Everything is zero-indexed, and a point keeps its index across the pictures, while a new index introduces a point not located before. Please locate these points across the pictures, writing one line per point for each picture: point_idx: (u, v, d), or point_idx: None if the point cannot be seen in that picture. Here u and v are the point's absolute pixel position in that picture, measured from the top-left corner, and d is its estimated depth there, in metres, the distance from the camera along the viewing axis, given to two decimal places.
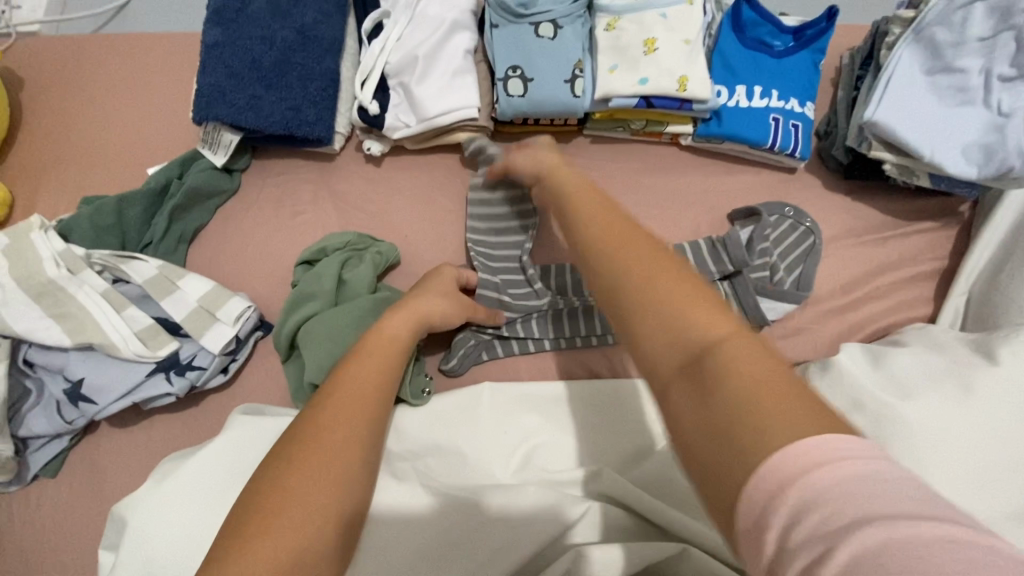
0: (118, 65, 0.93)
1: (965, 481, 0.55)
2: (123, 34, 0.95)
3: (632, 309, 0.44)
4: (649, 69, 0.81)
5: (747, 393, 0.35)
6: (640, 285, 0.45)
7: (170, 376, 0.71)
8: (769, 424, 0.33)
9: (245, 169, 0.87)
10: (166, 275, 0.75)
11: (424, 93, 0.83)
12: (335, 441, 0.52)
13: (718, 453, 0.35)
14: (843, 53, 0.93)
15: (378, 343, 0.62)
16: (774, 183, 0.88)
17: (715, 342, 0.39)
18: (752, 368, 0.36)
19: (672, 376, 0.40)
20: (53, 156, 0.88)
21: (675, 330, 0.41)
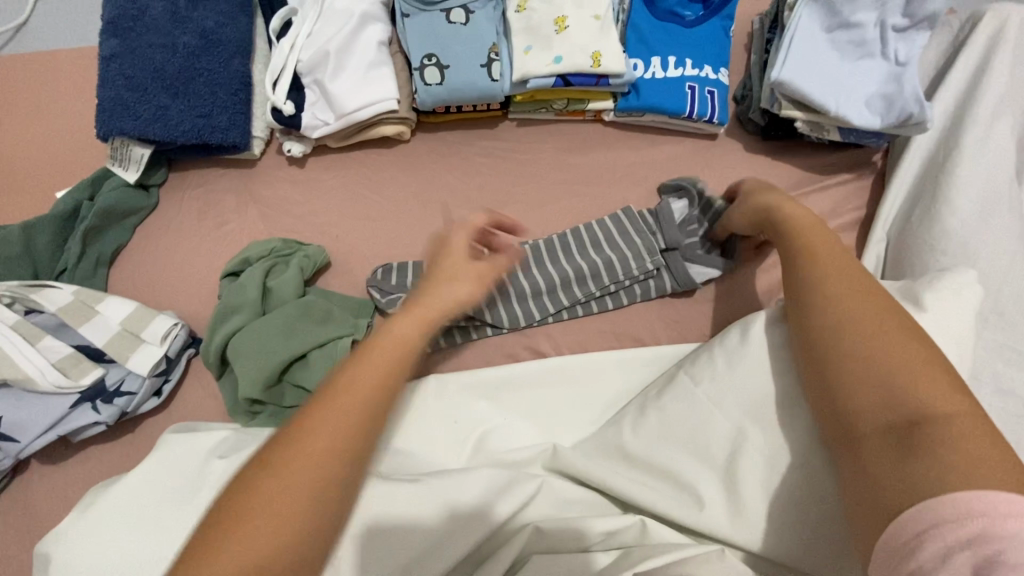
0: (14, 86, 0.88)
1: None
2: (16, 54, 0.90)
3: (849, 338, 0.50)
4: (563, 47, 0.81)
5: (959, 455, 0.41)
6: (864, 318, 0.51)
7: (98, 404, 0.68)
8: (963, 454, 0.41)
9: (162, 184, 0.84)
10: (84, 300, 0.72)
11: (339, 89, 0.81)
12: (310, 452, 0.43)
13: (888, 458, 0.44)
14: (753, 19, 0.95)
15: (377, 351, 0.50)
16: (697, 150, 0.90)
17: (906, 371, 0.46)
18: (978, 443, 0.41)
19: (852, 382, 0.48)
20: None
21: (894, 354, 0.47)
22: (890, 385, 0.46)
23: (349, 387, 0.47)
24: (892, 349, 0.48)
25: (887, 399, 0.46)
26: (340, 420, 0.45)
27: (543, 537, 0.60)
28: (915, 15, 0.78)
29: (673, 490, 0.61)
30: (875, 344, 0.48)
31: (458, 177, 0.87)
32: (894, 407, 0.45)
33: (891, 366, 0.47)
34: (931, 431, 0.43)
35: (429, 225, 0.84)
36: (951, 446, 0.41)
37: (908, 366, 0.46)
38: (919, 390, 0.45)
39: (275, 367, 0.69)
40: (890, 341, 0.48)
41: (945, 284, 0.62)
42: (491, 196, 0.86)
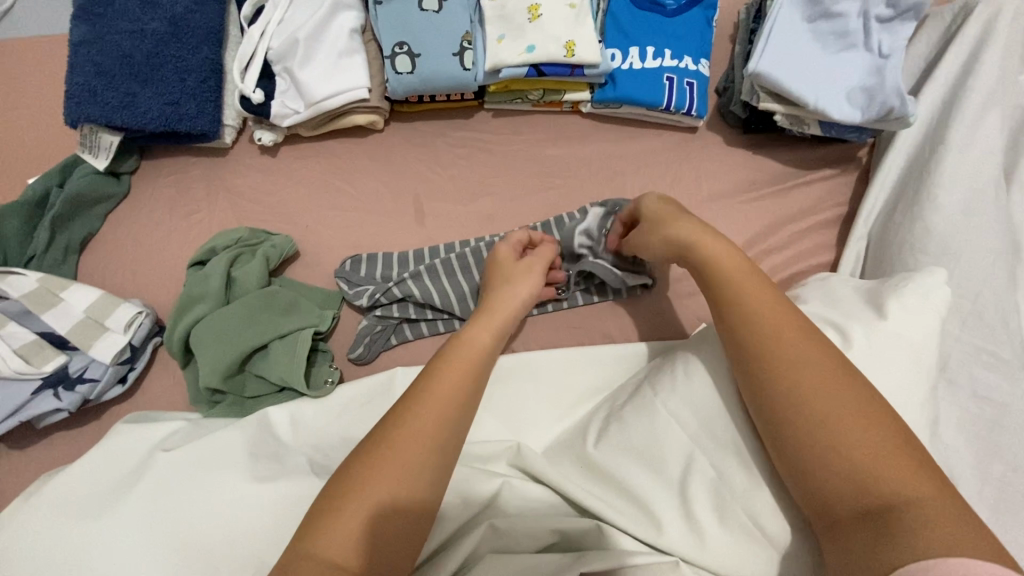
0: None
1: None
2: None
3: (810, 406, 0.48)
4: (536, 36, 0.79)
5: (934, 540, 0.40)
6: (814, 385, 0.49)
7: (59, 391, 0.68)
8: (930, 533, 0.41)
9: (134, 172, 0.84)
10: (49, 287, 0.72)
11: (309, 77, 0.80)
12: (404, 437, 0.49)
13: (863, 539, 0.43)
14: (740, 8, 0.93)
15: (462, 355, 0.56)
16: (676, 142, 0.88)
17: (864, 445, 0.46)
18: (948, 522, 0.41)
19: (816, 456, 0.47)
20: None
21: (854, 424, 0.47)
22: (854, 463, 0.45)
23: (437, 382, 0.53)
24: (852, 421, 0.47)
25: (853, 476, 0.45)
26: (441, 409, 0.51)
27: (497, 537, 0.59)
28: (899, 5, 0.76)
29: (630, 499, 0.59)
30: (829, 416, 0.48)
31: (431, 168, 0.86)
32: (861, 489, 0.45)
33: (846, 433, 0.47)
34: (901, 513, 0.42)
35: (400, 216, 0.83)
36: (925, 531, 0.41)
37: (874, 440, 0.46)
38: (890, 473, 0.44)
39: (232, 358, 0.69)
40: (850, 413, 0.47)
41: (910, 284, 0.61)
42: (463, 188, 0.85)
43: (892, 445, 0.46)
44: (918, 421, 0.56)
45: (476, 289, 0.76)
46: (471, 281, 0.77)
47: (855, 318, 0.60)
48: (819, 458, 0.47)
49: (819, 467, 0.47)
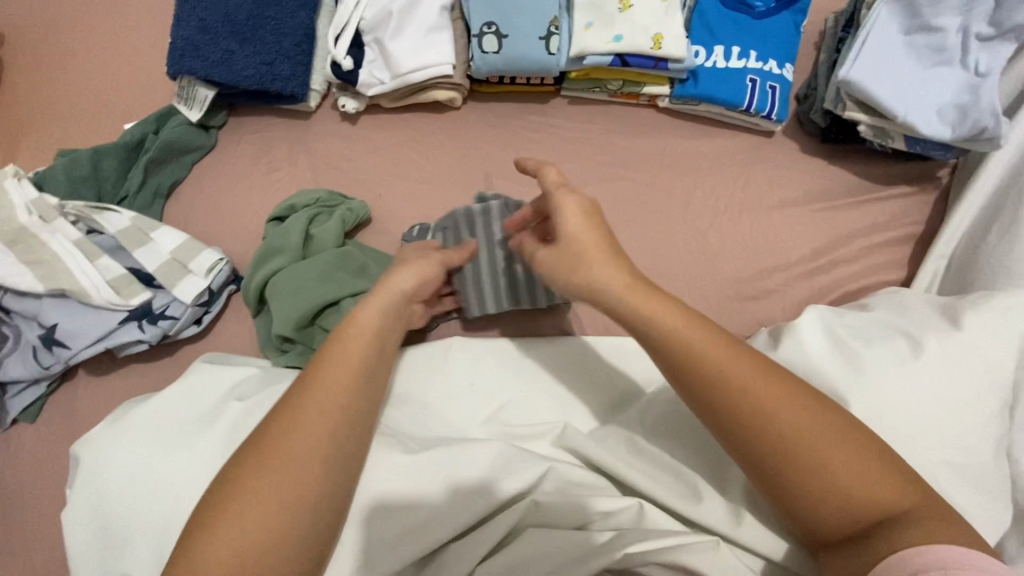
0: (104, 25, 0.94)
1: (943, 450, 0.54)
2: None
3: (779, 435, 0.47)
4: (624, 26, 0.80)
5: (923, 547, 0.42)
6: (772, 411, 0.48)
7: (143, 324, 0.72)
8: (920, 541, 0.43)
9: (222, 127, 0.88)
10: (140, 226, 0.76)
11: (398, 48, 0.82)
12: (296, 428, 0.50)
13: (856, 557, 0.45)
14: (828, 17, 0.92)
15: (349, 337, 0.56)
16: (751, 146, 0.87)
17: (834, 463, 0.46)
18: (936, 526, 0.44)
19: (793, 485, 0.47)
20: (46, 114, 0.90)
21: (816, 445, 0.47)
22: (825, 485, 0.46)
23: (319, 377, 0.53)
24: (817, 442, 0.47)
25: (825, 496, 0.46)
26: (325, 400, 0.52)
27: (540, 511, 0.58)
28: (1002, 25, 0.72)
29: (672, 475, 0.60)
30: (792, 445, 0.47)
31: (504, 149, 0.87)
32: (853, 510, 0.45)
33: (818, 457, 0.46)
34: (889, 525, 0.44)
35: (470, 192, 0.85)
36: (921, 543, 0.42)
37: (847, 457, 0.46)
38: (865, 487, 0.45)
39: (303, 311, 0.71)
40: (817, 434, 0.47)
41: (993, 304, 0.60)
42: (534, 171, 0.86)
43: (857, 457, 0.46)
44: (992, 442, 0.55)
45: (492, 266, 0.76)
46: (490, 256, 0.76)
47: (931, 329, 0.59)
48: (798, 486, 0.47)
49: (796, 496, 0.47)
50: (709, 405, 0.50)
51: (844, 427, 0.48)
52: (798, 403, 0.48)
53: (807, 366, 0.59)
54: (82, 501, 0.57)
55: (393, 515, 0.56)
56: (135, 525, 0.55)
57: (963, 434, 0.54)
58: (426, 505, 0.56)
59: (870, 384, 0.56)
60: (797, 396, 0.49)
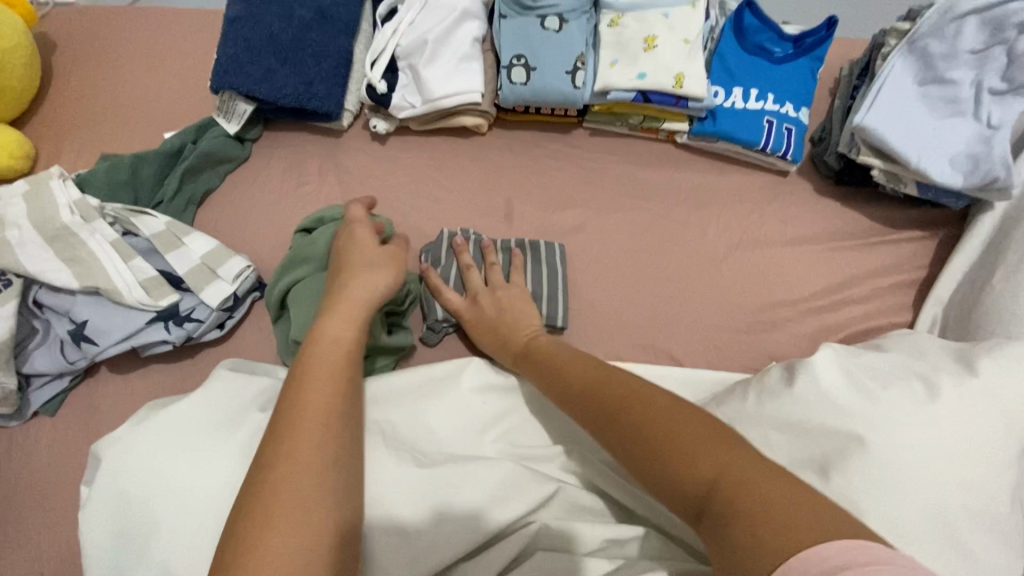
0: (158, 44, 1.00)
1: (959, 494, 0.54)
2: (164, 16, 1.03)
3: (620, 413, 0.51)
4: (648, 64, 0.83)
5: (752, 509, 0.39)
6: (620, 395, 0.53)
7: (169, 325, 0.74)
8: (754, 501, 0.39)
9: (256, 140, 0.91)
10: (173, 231, 0.78)
11: (430, 75, 0.85)
12: (288, 442, 0.49)
13: (708, 528, 0.41)
14: (843, 65, 0.95)
15: (323, 350, 0.57)
16: (765, 184, 0.90)
17: (669, 430, 0.47)
18: (766, 483, 0.40)
19: (643, 457, 0.47)
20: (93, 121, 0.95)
21: (654, 418, 0.49)
22: (667, 453, 0.46)
23: (305, 392, 0.53)
24: (645, 421, 0.48)
25: (669, 465, 0.45)
26: (312, 412, 0.51)
27: (550, 535, 0.58)
28: (1015, 80, 0.75)
29: None
30: (632, 420, 0.50)
31: (526, 174, 0.90)
32: (686, 480, 0.44)
33: (650, 426, 0.48)
34: (721, 489, 0.41)
35: (490, 215, 0.88)
36: (747, 500, 0.39)
37: (668, 430, 0.47)
38: (700, 453, 0.44)
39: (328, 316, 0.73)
40: (655, 409, 0.49)
41: (1007, 352, 0.61)
42: (554, 197, 0.89)
43: (699, 427, 0.46)
44: (1005, 489, 0.55)
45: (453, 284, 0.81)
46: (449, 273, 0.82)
47: (945, 372, 0.60)
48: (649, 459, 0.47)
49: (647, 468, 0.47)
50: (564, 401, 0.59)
51: (680, 407, 0.49)
52: (651, 389, 0.52)
53: (824, 402, 0.60)
54: (101, 502, 0.58)
55: (412, 530, 0.56)
56: (155, 524, 0.56)
57: (975, 477, 0.55)
58: (446, 524, 0.56)
59: (885, 422, 0.57)
60: (642, 383, 0.54)
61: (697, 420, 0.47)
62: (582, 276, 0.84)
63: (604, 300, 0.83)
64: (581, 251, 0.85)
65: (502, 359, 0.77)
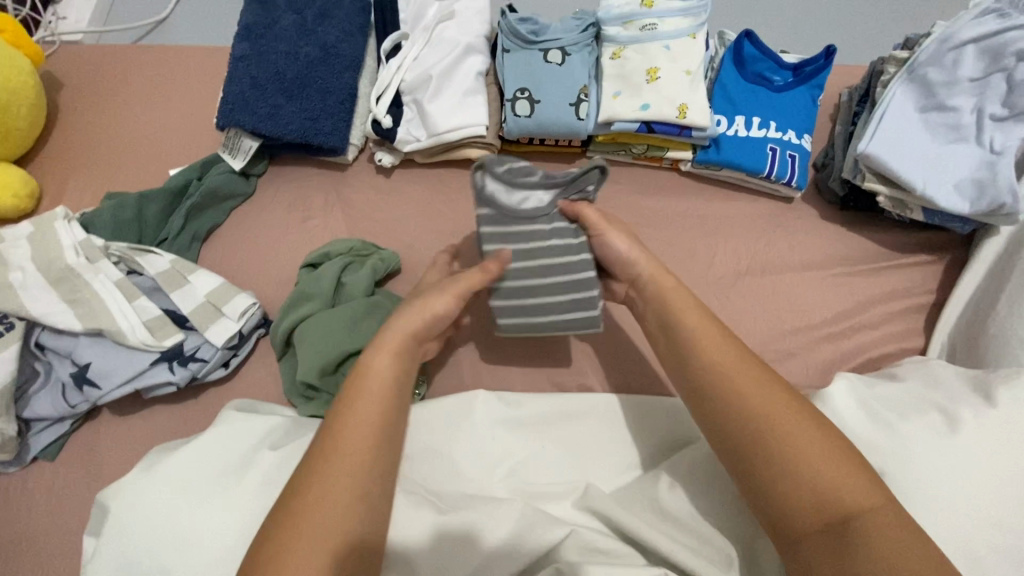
0: (166, 83, 1.02)
1: (987, 532, 0.52)
2: (171, 56, 1.05)
3: (759, 421, 0.52)
4: (652, 96, 0.83)
5: (882, 550, 0.45)
6: (762, 404, 0.53)
7: (173, 365, 0.73)
8: (883, 539, 0.45)
9: (261, 175, 0.92)
10: (178, 269, 0.78)
11: (435, 109, 0.86)
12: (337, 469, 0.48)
13: (829, 546, 0.47)
14: (842, 91, 0.96)
15: (369, 378, 0.53)
16: (771, 210, 0.90)
17: (814, 457, 0.50)
18: (900, 529, 0.46)
19: (779, 469, 0.50)
20: (100, 160, 0.96)
21: (795, 437, 0.51)
22: (806, 475, 0.49)
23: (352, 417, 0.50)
24: (794, 440, 0.51)
25: (811, 490, 0.48)
26: (361, 439, 0.49)
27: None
28: (1015, 106, 0.75)
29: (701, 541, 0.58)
30: (774, 434, 0.51)
31: None
32: (822, 504, 0.48)
33: (793, 446, 0.50)
34: (857, 521, 0.46)
35: None
36: (880, 539, 0.45)
37: (816, 458, 0.50)
38: (844, 488, 0.48)
39: (333, 356, 0.72)
40: (802, 428, 0.51)
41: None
42: None
43: (839, 460, 0.50)
44: None
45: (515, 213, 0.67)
46: (516, 203, 0.68)
47: (966, 405, 0.59)
48: (786, 474, 0.50)
49: (773, 479, 0.50)
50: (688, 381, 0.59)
51: (824, 435, 0.51)
52: (778, 403, 0.53)
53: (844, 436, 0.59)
54: (104, 556, 0.56)
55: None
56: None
57: (1007, 516, 0.53)
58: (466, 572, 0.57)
59: (904, 458, 0.56)
60: (783, 393, 0.54)
61: (839, 451, 0.50)
62: None
63: (612, 332, 0.82)
64: None
65: (511, 393, 0.76)
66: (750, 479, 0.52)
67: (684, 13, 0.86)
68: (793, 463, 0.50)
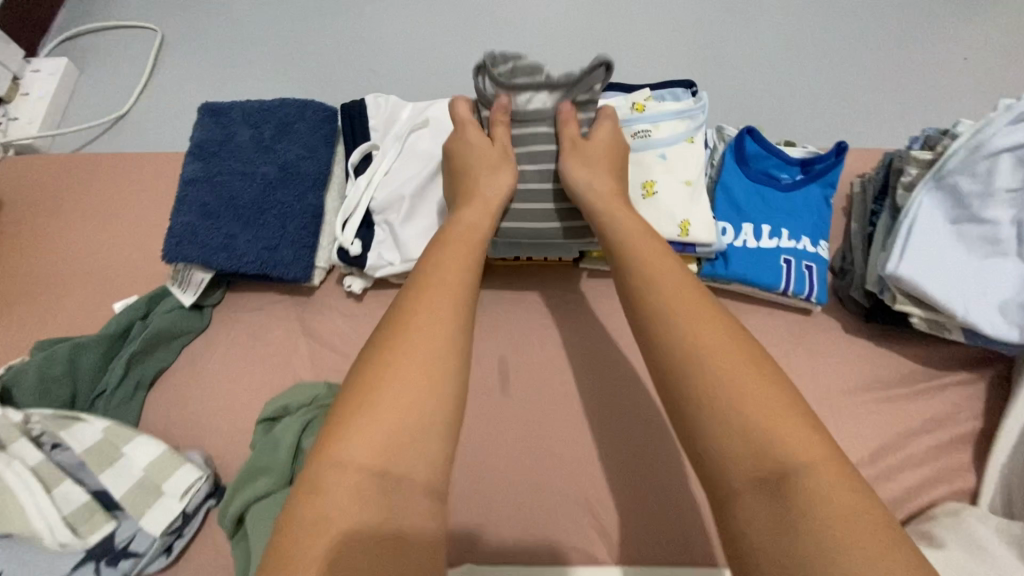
0: (119, 198, 0.93)
1: None
2: (124, 164, 0.96)
3: (706, 368, 0.49)
4: (649, 213, 0.75)
5: (829, 512, 0.40)
6: (713, 351, 0.50)
7: (101, 566, 0.62)
8: (823, 504, 0.41)
9: (218, 304, 0.81)
10: (111, 439, 0.67)
11: (410, 232, 0.77)
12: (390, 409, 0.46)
13: (767, 501, 0.43)
14: (852, 180, 0.88)
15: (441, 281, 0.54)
16: (789, 325, 0.81)
17: (759, 406, 0.46)
18: (843, 489, 0.42)
19: (720, 422, 0.47)
20: (46, 291, 0.87)
21: (746, 380, 0.48)
22: (744, 423, 0.46)
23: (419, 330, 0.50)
24: (728, 391, 0.47)
25: (751, 448, 0.45)
26: (425, 357, 0.48)
27: None
28: None
29: None
30: (717, 383, 0.48)
31: (521, 332, 0.81)
32: (764, 456, 0.44)
33: (737, 397, 0.47)
34: (797, 478, 0.42)
35: (484, 385, 0.78)
36: (824, 503, 0.41)
37: (760, 406, 0.46)
38: (785, 441, 0.44)
39: None
40: (748, 378, 0.48)
41: None
42: (554, 356, 0.79)
43: (782, 410, 0.46)
44: None
45: (528, 154, 0.72)
46: (525, 140, 0.73)
47: None
48: (726, 431, 0.46)
49: (715, 428, 0.47)
50: (642, 312, 0.56)
51: (781, 392, 0.47)
52: (728, 350, 0.50)
53: None
54: None
55: None
56: None
57: None
58: None
59: None
60: (736, 338, 0.51)
61: (788, 408, 0.46)
62: (591, 455, 0.73)
63: (619, 486, 0.72)
64: (589, 423, 0.75)
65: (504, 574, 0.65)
66: (689, 429, 0.49)
67: (679, 114, 0.77)
68: (728, 418, 0.46)
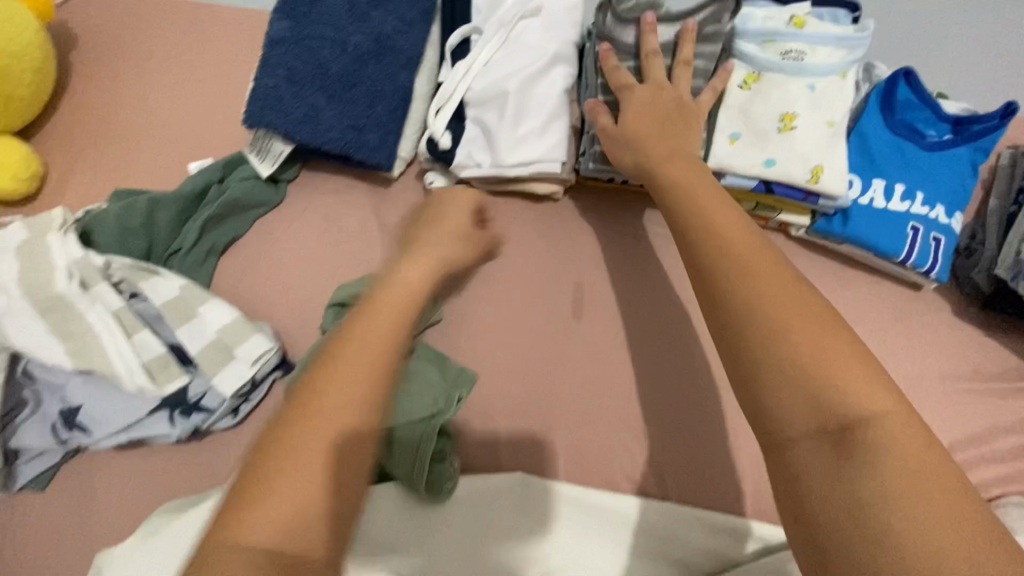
0: (195, 53, 0.88)
1: None
2: (203, 18, 0.90)
3: (753, 306, 0.40)
4: (780, 149, 0.67)
5: (895, 461, 0.34)
6: (766, 289, 0.41)
7: (174, 415, 0.64)
8: (892, 447, 0.34)
9: (292, 181, 0.78)
10: (187, 297, 0.67)
11: (507, 132, 0.70)
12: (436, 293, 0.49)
13: (828, 458, 0.35)
14: (1003, 150, 0.77)
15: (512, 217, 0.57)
16: (891, 298, 0.74)
17: (819, 344, 0.38)
18: (911, 436, 0.35)
19: (772, 368, 0.38)
20: (115, 139, 0.84)
21: (795, 313, 0.39)
22: (802, 367, 0.37)
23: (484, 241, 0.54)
24: (786, 321, 0.39)
25: (805, 392, 0.37)
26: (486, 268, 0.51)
27: None
28: None
29: None
30: (773, 316, 0.39)
31: (602, 257, 0.76)
32: (819, 404, 0.36)
33: (790, 328, 0.39)
34: (861, 428, 0.35)
35: (557, 305, 0.74)
36: (889, 446, 0.34)
37: (813, 345, 0.38)
38: (843, 379, 0.36)
39: None
40: (800, 310, 0.40)
41: None
42: (633, 289, 0.74)
43: (839, 344, 0.38)
44: None
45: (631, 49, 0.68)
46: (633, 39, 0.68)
47: None
48: (775, 376, 0.38)
49: (762, 376, 0.39)
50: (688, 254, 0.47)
51: (838, 332, 0.39)
52: (777, 286, 0.41)
53: None
54: None
55: None
56: None
57: None
58: None
59: None
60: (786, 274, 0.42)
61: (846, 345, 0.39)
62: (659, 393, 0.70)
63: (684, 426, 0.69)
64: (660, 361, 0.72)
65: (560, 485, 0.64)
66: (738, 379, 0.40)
67: (839, 41, 0.67)
68: (786, 359, 0.38)
